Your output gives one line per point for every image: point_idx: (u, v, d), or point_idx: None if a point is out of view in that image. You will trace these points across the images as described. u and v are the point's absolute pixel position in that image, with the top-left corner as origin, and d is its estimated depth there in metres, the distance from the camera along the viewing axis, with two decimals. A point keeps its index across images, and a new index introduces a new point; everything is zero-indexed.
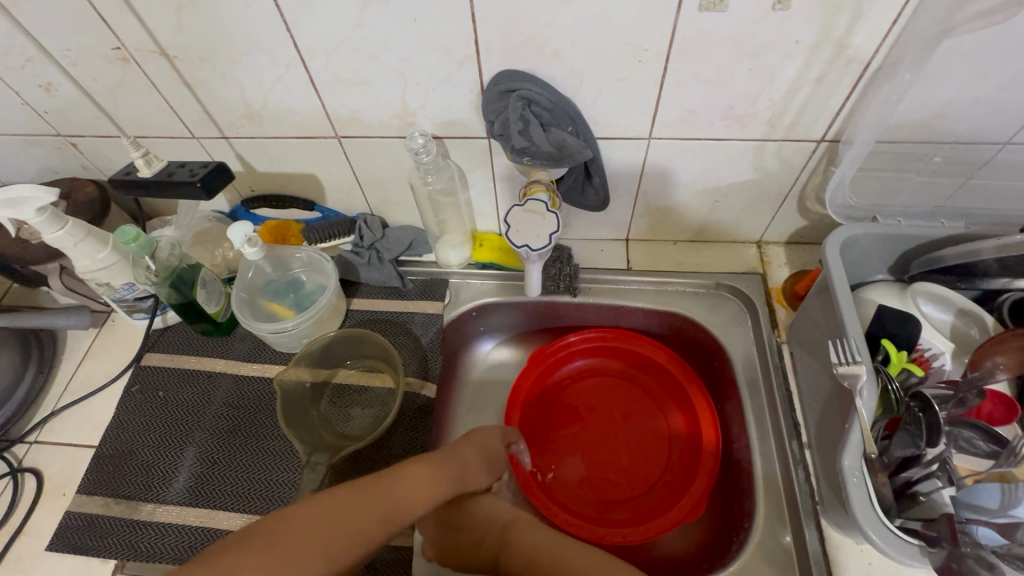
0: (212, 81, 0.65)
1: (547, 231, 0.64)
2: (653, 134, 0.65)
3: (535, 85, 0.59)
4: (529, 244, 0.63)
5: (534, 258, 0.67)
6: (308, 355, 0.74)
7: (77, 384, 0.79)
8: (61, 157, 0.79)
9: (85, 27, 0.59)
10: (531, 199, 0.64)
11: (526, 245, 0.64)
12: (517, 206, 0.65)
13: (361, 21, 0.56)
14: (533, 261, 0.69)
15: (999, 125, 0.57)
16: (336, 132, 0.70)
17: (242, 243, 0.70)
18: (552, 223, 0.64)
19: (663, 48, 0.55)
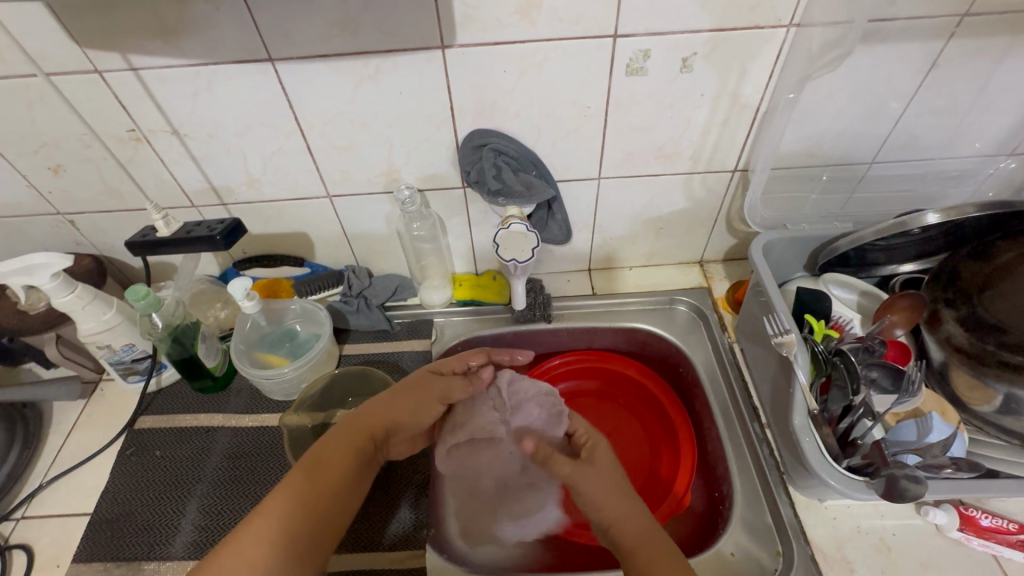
0: (216, 155, 0.73)
1: (529, 246, 0.74)
2: (602, 174, 0.78)
3: (503, 139, 0.72)
4: (516, 257, 0.74)
5: (519, 270, 0.77)
6: (313, 395, 0.81)
7: (66, 455, 0.78)
8: (56, 234, 0.83)
9: (106, 114, 0.67)
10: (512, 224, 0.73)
11: (512, 258, 0.75)
12: (500, 230, 0.74)
13: (354, 97, 0.67)
14: (517, 275, 0.79)
15: (860, 149, 0.75)
16: (328, 192, 0.79)
17: (242, 297, 0.76)
18: (532, 240, 0.74)
19: (601, 106, 0.70)
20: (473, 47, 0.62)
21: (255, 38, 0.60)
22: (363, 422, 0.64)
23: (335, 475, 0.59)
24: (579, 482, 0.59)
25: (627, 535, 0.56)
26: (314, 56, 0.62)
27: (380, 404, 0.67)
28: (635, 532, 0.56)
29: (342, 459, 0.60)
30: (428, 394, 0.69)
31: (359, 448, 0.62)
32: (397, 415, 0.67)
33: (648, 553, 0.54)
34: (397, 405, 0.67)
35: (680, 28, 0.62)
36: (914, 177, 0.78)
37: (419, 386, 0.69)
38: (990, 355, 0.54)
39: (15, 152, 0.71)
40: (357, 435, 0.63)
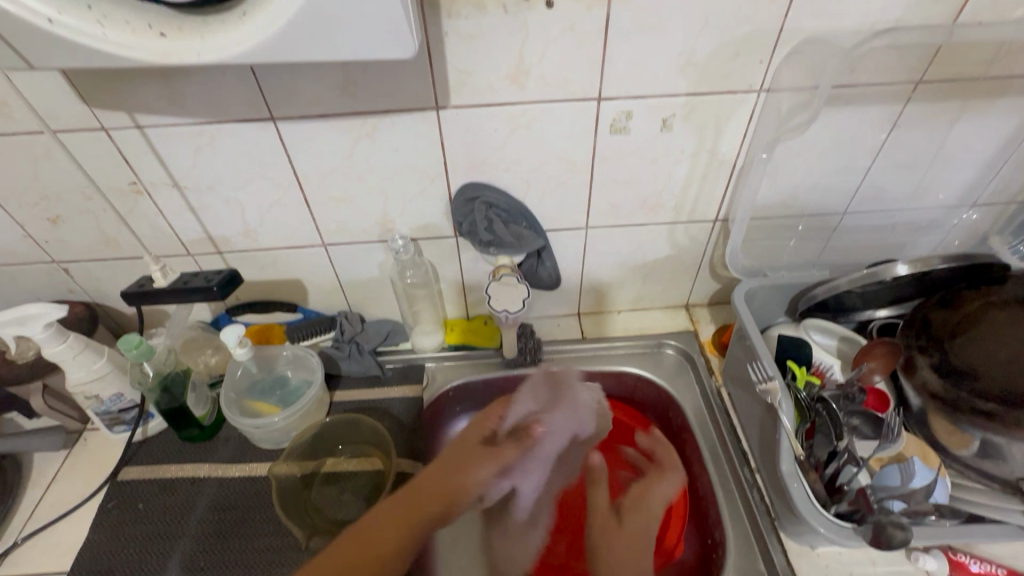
0: (215, 207, 0.75)
1: (519, 298, 0.76)
2: (589, 224, 0.82)
3: (493, 192, 0.75)
4: (506, 306, 0.75)
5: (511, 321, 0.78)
6: (299, 446, 0.79)
7: (44, 509, 0.76)
8: (49, 282, 0.83)
9: (109, 169, 0.70)
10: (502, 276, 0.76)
11: (502, 308, 0.76)
12: (492, 283, 0.77)
13: (352, 152, 0.70)
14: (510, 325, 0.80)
15: (832, 201, 0.79)
16: (323, 241, 0.81)
17: (234, 344, 0.76)
18: (523, 291, 0.77)
19: (587, 161, 0.73)
20: (465, 108, 0.66)
21: (259, 100, 0.63)
22: (421, 485, 0.59)
23: (385, 555, 0.52)
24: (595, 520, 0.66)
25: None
26: (314, 116, 0.66)
27: (433, 467, 0.62)
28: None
29: (396, 524, 0.54)
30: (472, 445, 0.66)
31: (419, 508, 0.57)
32: (451, 476, 0.62)
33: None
34: (448, 464, 0.63)
35: (658, 92, 0.66)
36: (884, 226, 0.82)
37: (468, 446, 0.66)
38: (965, 403, 0.56)
39: (15, 204, 0.72)
40: (414, 497, 0.58)
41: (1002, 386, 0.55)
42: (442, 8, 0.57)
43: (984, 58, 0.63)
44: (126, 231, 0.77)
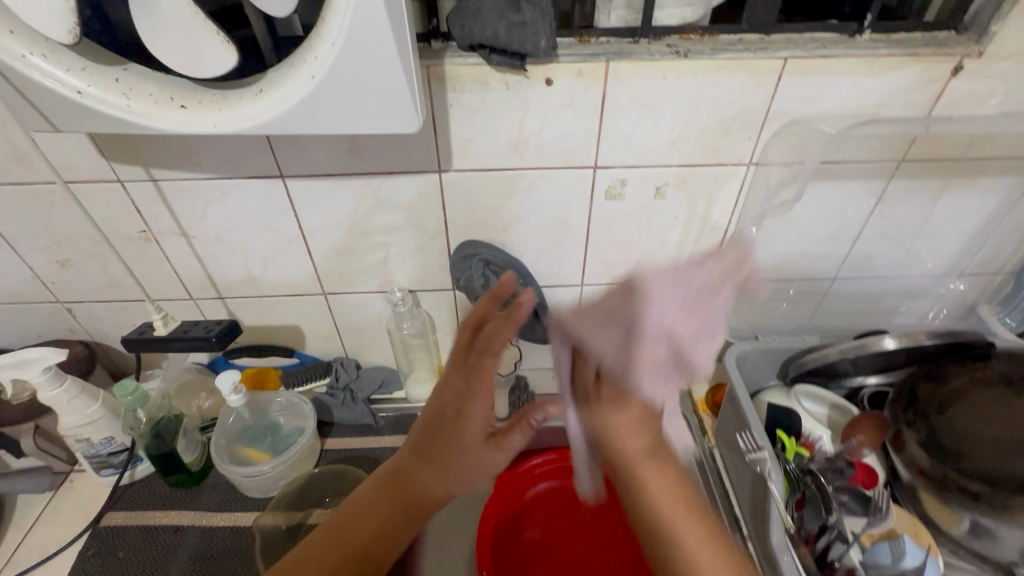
0: (220, 255, 0.77)
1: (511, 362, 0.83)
2: (584, 282, 0.83)
3: (492, 250, 0.76)
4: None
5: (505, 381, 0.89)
6: (286, 496, 0.78)
7: (24, 554, 0.74)
8: (51, 321, 0.85)
9: (121, 218, 0.72)
10: None
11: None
12: None
13: (356, 210, 0.73)
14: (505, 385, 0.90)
15: (822, 268, 0.81)
16: (323, 290, 0.83)
17: (228, 390, 0.77)
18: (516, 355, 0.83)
19: (583, 224, 0.76)
20: (467, 172, 0.69)
21: (269, 158, 0.66)
22: (408, 473, 0.56)
23: (375, 536, 0.54)
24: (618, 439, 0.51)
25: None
26: (322, 175, 0.68)
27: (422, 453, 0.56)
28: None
29: (391, 504, 0.55)
30: (482, 403, 0.54)
31: (409, 494, 0.55)
32: (447, 462, 0.54)
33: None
34: (441, 443, 0.55)
35: (652, 163, 0.69)
36: (873, 292, 0.84)
37: (449, 417, 0.55)
38: (953, 481, 0.56)
39: (27, 247, 0.75)
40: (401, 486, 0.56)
41: (992, 467, 0.55)
42: (448, 82, 0.61)
43: (962, 143, 0.67)
44: (131, 275, 0.79)
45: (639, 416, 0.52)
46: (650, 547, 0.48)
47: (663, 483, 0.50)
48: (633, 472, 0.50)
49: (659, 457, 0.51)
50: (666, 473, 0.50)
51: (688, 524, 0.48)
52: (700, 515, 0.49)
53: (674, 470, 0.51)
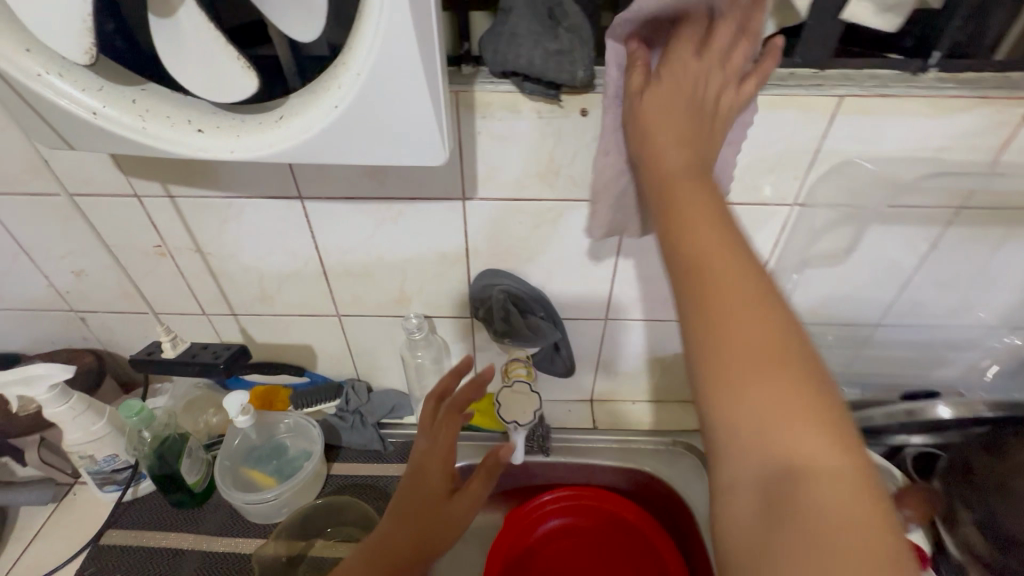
0: (235, 272, 0.75)
1: (532, 408, 0.77)
2: (609, 315, 0.79)
3: (513, 280, 0.73)
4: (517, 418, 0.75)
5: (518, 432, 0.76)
6: (288, 526, 0.75)
7: (22, 569, 0.73)
8: (65, 329, 0.84)
9: (136, 232, 0.71)
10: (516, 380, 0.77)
11: (513, 420, 0.76)
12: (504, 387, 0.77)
13: (375, 233, 0.70)
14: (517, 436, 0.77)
15: (865, 313, 0.76)
16: (338, 311, 0.80)
17: (236, 412, 0.75)
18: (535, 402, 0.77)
19: (611, 256, 0.72)
20: (492, 201, 0.66)
21: (289, 179, 0.64)
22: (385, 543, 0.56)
23: None
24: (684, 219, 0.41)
25: (722, 371, 0.36)
26: (342, 197, 0.66)
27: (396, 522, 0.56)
28: (764, 437, 0.33)
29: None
30: (449, 458, 0.59)
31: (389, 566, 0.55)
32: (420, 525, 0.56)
33: (796, 539, 0.30)
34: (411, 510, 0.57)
35: None
36: (919, 341, 0.78)
37: (417, 484, 0.58)
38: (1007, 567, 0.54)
39: (44, 257, 0.74)
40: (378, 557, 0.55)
41: None
42: (477, 109, 0.58)
43: None
44: (144, 288, 0.77)
45: (682, 133, 0.46)
46: (725, 380, 0.35)
47: (702, 211, 0.41)
48: (669, 203, 0.43)
49: (707, 210, 0.42)
50: (717, 217, 0.41)
51: (751, 309, 0.37)
52: (757, 284, 0.38)
53: (720, 220, 0.41)
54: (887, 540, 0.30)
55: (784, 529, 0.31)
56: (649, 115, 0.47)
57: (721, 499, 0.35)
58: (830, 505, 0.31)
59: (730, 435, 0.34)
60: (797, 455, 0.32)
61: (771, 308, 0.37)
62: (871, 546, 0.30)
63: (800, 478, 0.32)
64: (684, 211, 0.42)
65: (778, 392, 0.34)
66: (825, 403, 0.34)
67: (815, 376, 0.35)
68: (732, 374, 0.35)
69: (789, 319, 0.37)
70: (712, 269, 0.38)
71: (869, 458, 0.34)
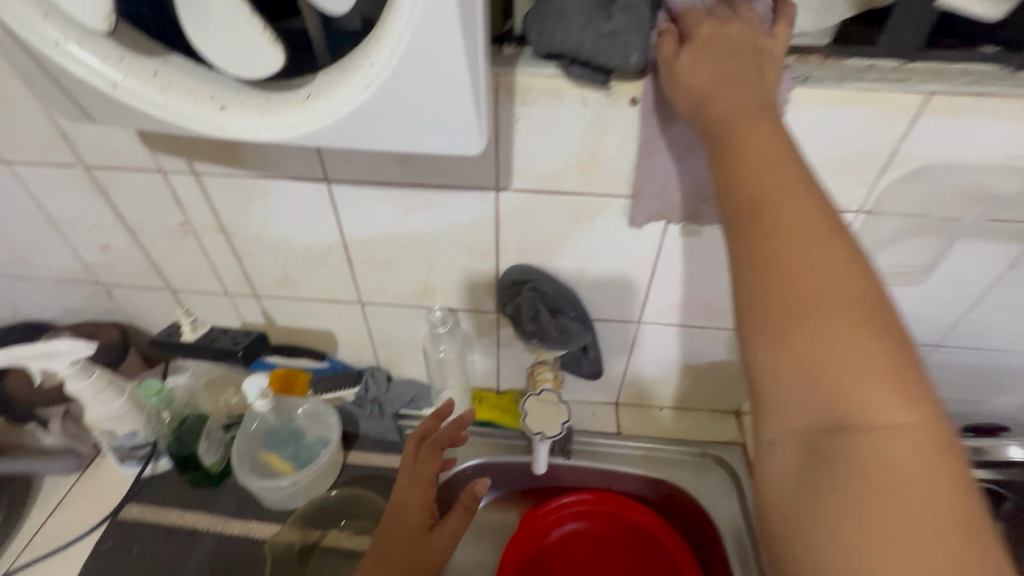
0: (257, 253, 0.73)
1: (559, 419, 0.69)
2: (642, 318, 0.75)
3: (544, 278, 0.69)
4: (543, 431, 0.68)
5: (542, 442, 0.71)
6: (302, 514, 0.75)
7: (44, 537, 0.74)
8: (91, 301, 0.84)
9: (161, 208, 0.69)
10: (545, 388, 0.71)
11: (540, 432, 0.69)
12: (532, 394, 0.71)
13: (402, 221, 0.67)
14: (540, 444, 0.72)
15: (926, 333, 0.70)
16: (360, 298, 0.78)
17: (255, 396, 0.74)
18: (563, 413, 0.70)
19: (650, 258, 0.67)
20: (526, 192, 0.62)
21: (315, 161, 0.61)
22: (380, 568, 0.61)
23: None
24: (744, 156, 0.37)
25: (779, 318, 0.34)
26: (370, 183, 0.63)
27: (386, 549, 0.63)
28: (816, 392, 0.32)
29: None
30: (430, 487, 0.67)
31: None
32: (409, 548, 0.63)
33: (844, 500, 0.29)
34: (400, 535, 0.64)
35: None
36: (982, 367, 0.72)
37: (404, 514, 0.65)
38: None
39: (70, 229, 0.73)
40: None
41: None
42: (517, 94, 0.54)
43: None
44: (171, 265, 0.76)
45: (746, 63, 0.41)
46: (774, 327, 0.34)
47: (767, 140, 0.38)
48: (730, 127, 0.38)
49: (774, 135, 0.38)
50: (779, 154, 0.37)
51: (810, 257, 0.34)
52: (824, 225, 0.35)
53: (787, 147, 0.37)
54: (950, 494, 0.28)
55: (832, 489, 0.30)
56: (705, 46, 0.42)
57: (769, 447, 0.34)
58: (890, 461, 0.29)
59: (773, 391, 0.33)
60: (856, 416, 0.31)
61: (839, 245, 0.34)
62: (936, 510, 0.28)
63: (856, 432, 0.30)
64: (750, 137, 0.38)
65: (835, 348, 0.32)
66: (894, 350, 0.32)
67: (886, 323, 0.33)
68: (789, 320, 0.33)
69: (854, 266, 0.34)
70: (771, 208, 0.35)
71: (937, 408, 0.32)
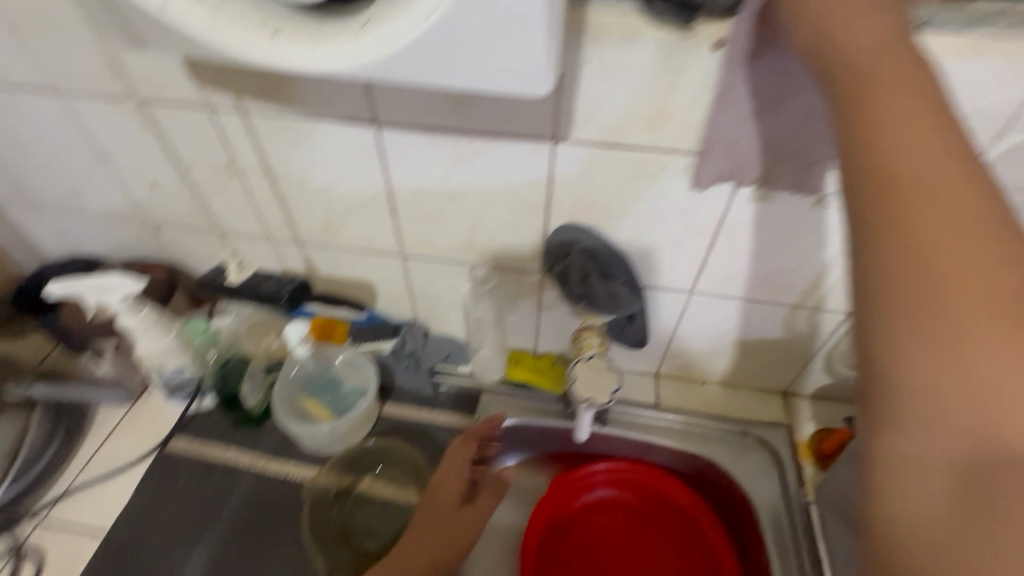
0: (301, 198, 0.71)
1: (608, 387, 0.69)
2: (695, 287, 0.71)
3: (596, 239, 0.66)
4: (593, 398, 0.68)
5: (587, 408, 0.71)
6: (339, 460, 0.78)
7: (98, 461, 0.78)
8: (140, 239, 0.85)
9: (208, 146, 0.67)
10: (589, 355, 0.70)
11: (587, 399, 0.69)
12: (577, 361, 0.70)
13: (451, 170, 0.63)
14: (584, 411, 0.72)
15: None
16: (402, 250, 0.76)
17: (295, 342, 0.80)
18: (613, 380, 0.70)
19: (713, 223, 0.63)
20: (586, 145, 0.58)
21: (365, 103, 0.58)
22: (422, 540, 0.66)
23: None
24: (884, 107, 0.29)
25: (916, 304, 0.26)
26: (420, 128, 0.60)
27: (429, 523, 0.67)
28: (969, 404, 0.24)
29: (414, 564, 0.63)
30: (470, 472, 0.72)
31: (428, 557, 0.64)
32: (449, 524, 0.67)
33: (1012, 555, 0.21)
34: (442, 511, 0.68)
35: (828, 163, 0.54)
36: None
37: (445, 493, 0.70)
38: None
39: (120, 164, 0.73)
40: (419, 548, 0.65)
41: None
42: (587, 33, 0.49)
43: None
44: (216, 206, 0.75)
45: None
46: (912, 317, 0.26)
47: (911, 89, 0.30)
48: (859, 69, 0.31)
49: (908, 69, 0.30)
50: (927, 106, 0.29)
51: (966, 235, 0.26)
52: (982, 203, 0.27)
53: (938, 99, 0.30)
54: None
55: (991, 539, 0.22)
56: None
57: (907, 467, 0.25)
58: None
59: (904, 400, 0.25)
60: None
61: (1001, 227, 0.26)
62: None
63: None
64: (887, 80, 0.30)
65: (999, 350, 0.24)
66: None
67: None
68: (935, 299, 0.26)
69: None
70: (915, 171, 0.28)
71: None
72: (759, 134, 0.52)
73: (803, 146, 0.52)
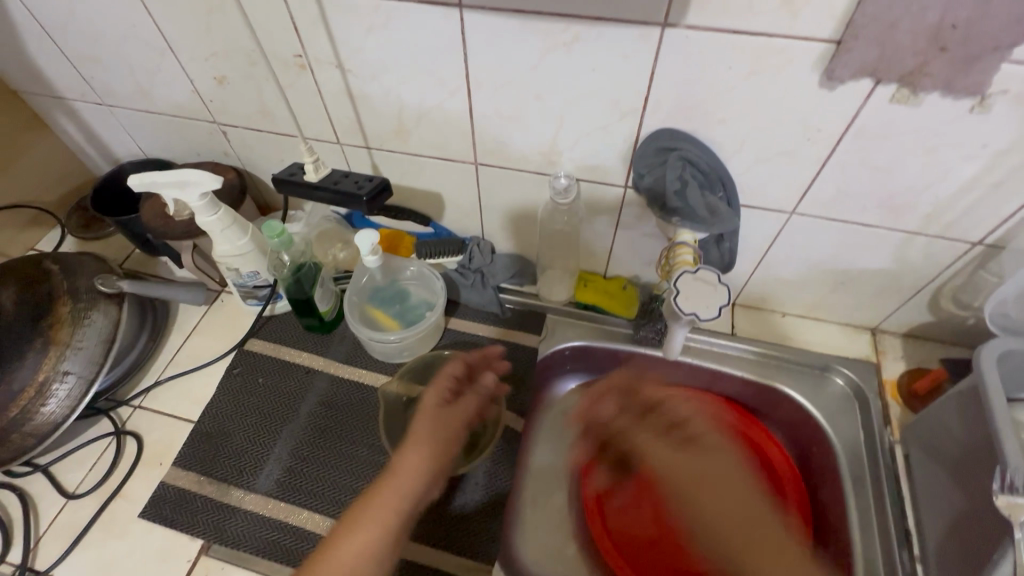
0: (373, 95, 0.67)
1: (717, 302, 0.61)
2: (797, 209, 0.64)
3: (695, 147, 0.60)
4: (699, 312, 0.61)
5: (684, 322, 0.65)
6: (409, 370, 0.78)
7: (183, 357, 0.82)
8: (209, 141, 0.83)
9: (278, 35, 0.63)
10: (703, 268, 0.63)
11: (692, 313, 0.61)
12: (687, 272, 0.63)
13: (540, 63, 0.57)
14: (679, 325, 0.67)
15: None
16: (475, 158, 0.71)
17: (366, 251, 0.72)
18: (722, 296, 0.62)
19: (836, 132, 0.55)
20: (702, 31, 0.50)
21: None
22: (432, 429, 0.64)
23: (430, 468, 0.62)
24: None
25: None
26: (509, 11, 0.53)
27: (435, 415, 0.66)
28: None
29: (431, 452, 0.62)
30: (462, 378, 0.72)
31: (440, 446, 0.64)
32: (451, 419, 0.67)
33: None
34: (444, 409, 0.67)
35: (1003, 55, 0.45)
36: None
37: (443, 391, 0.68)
38: None
39: (188, 55, 0.70)
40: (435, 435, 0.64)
41: None
42: None
43: None
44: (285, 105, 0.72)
45: None
46: None
47: None
48: None
49: None
50: None
51: None
52: None
53: None
54: None
55: None
56: None
57: None
58: None
59: None
60: None
61: None
62: None
63: None
64: None
65: None
66: None
67: None
68: None
69: None
70: None
71: None
72: (927, 14, 0.43)
73: (979, 31, 0.43)
